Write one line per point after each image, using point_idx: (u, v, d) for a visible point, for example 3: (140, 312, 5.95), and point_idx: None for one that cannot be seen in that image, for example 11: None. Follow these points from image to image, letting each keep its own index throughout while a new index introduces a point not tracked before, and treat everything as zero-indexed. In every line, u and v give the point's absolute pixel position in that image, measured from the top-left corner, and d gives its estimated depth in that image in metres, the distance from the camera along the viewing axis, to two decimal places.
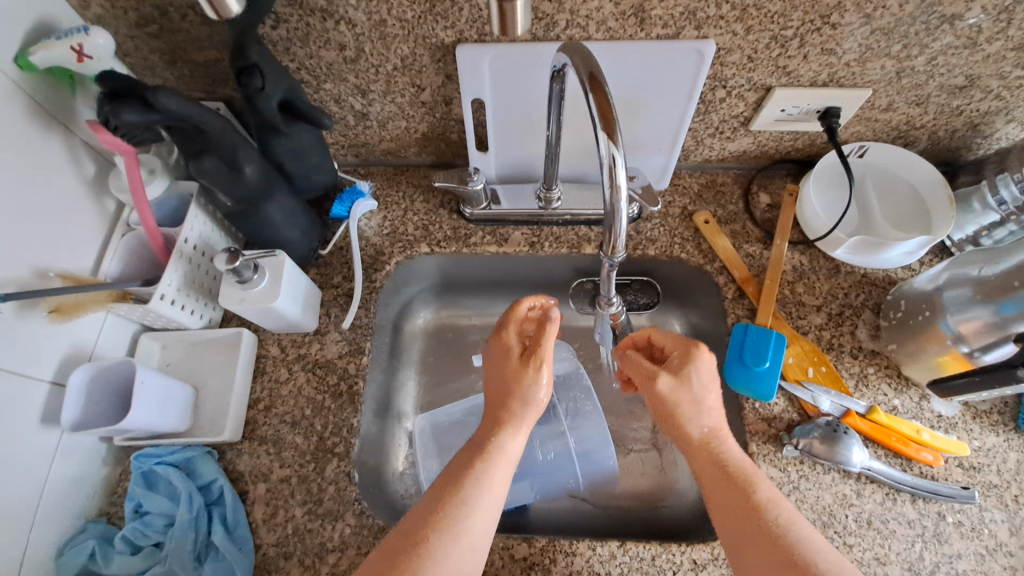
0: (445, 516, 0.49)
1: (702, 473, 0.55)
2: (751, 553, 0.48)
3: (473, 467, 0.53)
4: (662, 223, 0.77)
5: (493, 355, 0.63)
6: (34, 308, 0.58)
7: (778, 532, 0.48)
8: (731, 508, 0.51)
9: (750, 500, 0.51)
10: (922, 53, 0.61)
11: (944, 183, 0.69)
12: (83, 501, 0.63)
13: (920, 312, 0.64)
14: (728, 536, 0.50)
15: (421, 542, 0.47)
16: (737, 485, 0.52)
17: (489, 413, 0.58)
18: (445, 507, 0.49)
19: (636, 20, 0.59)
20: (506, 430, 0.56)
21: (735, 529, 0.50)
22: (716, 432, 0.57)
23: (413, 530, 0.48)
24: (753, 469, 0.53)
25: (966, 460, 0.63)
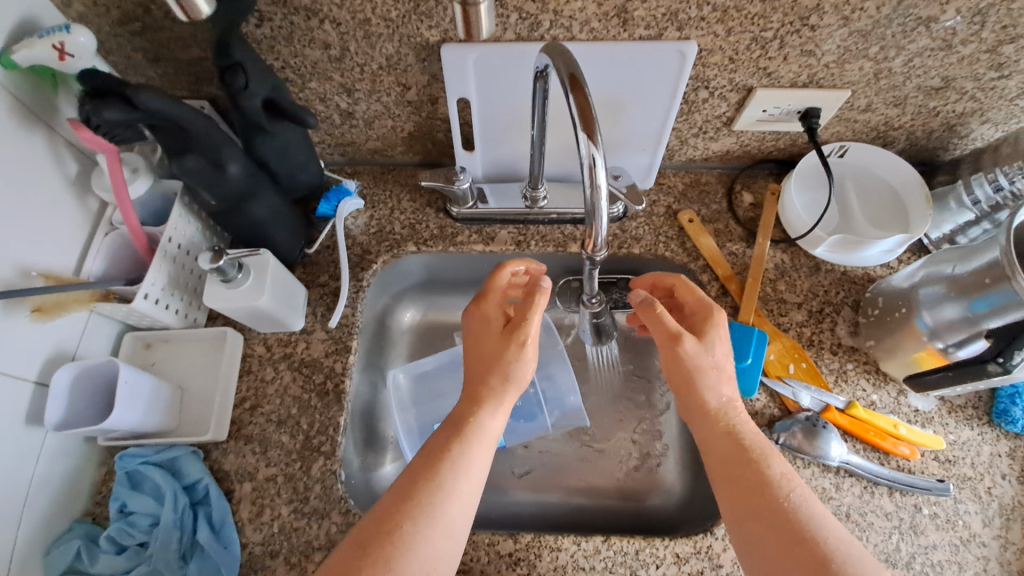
0: (423, 499, 0.49)
1: (713, 447, 0.55)
2: (754, 527, 0.49)
3: (451, 449, 0.53)
4: (647, 222, 0.78)
5: (477, 328, 0.62)
6: (16, 307, 0.57)
7: (787, 508, 0.49)
8: (740, 483, 0.52)
9: (761, 477, 0.51)
10: (899, 55, 0.62)
11: (921, 183, 0.70)
12: (67, 501, 0.62)
13: (897, 309, 0.65)
14: (733, 510, 0.51)
15: (400, 528, 0.47)
16: (751, 461, 0.53)
17: (469, 391, 0.59)
18: (422, 491, 0.50)
19: (619, 21, 0.60)
20: (484, 408, 0.57)
21: (740, 502, 0.51)
22: (733, 409, 0.58)
23: (389, 512, 0.49)
24: (769, 448, 0.54)
25: (942, 453, 0.64)
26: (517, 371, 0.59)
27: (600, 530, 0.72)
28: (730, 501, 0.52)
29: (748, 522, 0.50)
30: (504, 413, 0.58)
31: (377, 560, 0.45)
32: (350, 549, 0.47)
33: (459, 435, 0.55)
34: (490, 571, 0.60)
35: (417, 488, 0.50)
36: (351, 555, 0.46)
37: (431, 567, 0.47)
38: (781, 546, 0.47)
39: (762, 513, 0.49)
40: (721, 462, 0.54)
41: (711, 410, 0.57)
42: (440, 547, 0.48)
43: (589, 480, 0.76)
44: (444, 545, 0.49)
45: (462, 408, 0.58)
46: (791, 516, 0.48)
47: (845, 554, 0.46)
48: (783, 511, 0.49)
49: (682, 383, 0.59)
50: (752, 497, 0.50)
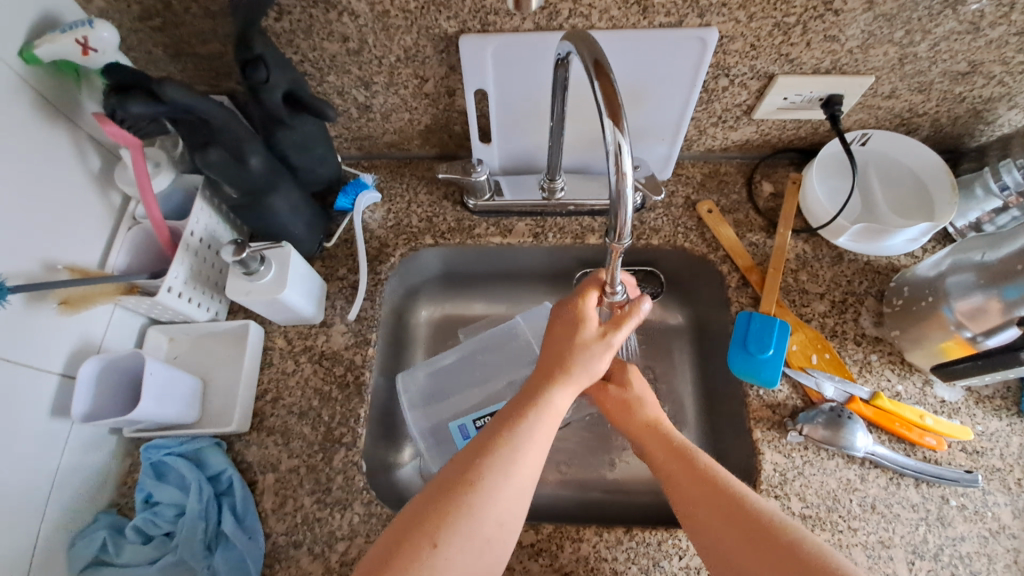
0: (502, 460, 0.49)
1: (659, 461, 0.57)
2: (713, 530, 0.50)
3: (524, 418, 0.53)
4: (665, 213, 0.77)
5: (563, 318, 0.60)
6: (43, 300, 0.58)
7: (732, 499, 0.51)
8: (690, 489, 0.53)
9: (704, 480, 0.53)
10: (925, 39, 0.61)
11: (946, 169, 0.69)
12: (94, 492, 0.63)
13: (923, 298, 0.64)
14: (691, 518, 0.52)
15: (477, 481, 0.48)
16: (696, 465, 0.55)
17: (543, 367, 0.57)
18: (499, 450, 0.50)
19: (639, 9, 0.59)
20: (559, 385, 0.55)
21: (692, 512, 0.52)
22: (662, 424, 0.60)
23: (462, 470, 0.49)
24: (700, 450, 0.57)
25: (970, 444, 0.63)
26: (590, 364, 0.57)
27: (619, 522, 0.72)
28: (688, 512, 0.53)
29: (705, 527, 0.51)
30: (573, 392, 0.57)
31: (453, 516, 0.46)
32: (417, 508, 0.47)
33: (531, 405, 0.54)
34: (512, 562, 0.60)
35: (491, 449, 0.50)
36: (425, 508, 0.47)
37: (503, 525, 0.48)
38: (743, 544, 0.48)
39: (716, 514, 0.50)
40: (665, 470, 0.56)
41: (648, 423, 0.61)
42: (513, 506, 0.48)
43: (608, 473, 0.76)
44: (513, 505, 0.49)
45: (537, 380, 0.57)
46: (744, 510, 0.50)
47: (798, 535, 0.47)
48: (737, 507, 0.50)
49: (622, 419, 0.63)
50: (705, 501, 0.52)
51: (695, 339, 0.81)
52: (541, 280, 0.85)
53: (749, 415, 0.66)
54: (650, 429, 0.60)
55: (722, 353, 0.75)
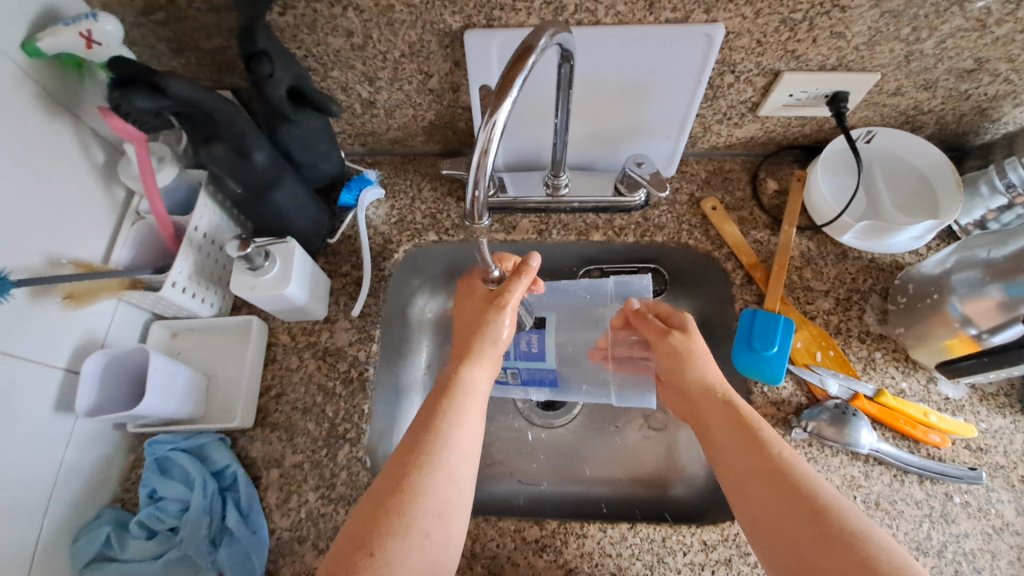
0: (427, 457, 0.50)
1: (722, 431, 0.56)
2: (755, 493, 0.51)
3: (440, 410, 0.54)
4: (669, 210, 0.77)
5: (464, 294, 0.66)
6: (47, 295, 0.58)
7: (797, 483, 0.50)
8: (739, 453, 0.54)
9: (757, 447, 0.53)
10: (931, 36, 0.61)
11: (952, 167, 0.69)
12: (97, 487, 0.63)
13: (928, 295, 0.64)
14: (734, 478, 0.53)
15: (410, 481, 0.49)
16: (749, 432, 0.55)
17: (457, 349, 0.61)
18: (426, 447, 0.51)
19: (645, 4, 0.59)
20: (468, 366, 0.58)
21: (756, 487, 0.51)
22: (720, 387, 0.60)
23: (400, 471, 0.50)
24: (761, 419, 0.56)
25: (974, 441, 0.64)
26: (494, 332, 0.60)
27: (623, 518, 0.72)
28: (733, 473, 0.53)
29: (749, 489, 0.51)
30: (489, 371, 0.60)
31: (390, 519, 0.47)
32: (361, 519, 0.48)
33: (448, 397, 0.56)
34: (517, 558, 0.60)
35: (418, 450, 0.51)
36: (369, 515, 0.47)
37: (446, 515, 0.49)
38: (783, 507, 0.49)
39: (763, 480, 0.51)
40: (730, 443, 0.55)
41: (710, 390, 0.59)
42: (445, 497, 0.49)
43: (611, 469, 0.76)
44: (451, 492, 0.50)
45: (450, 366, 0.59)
46: (791, 479, 0.50)
47: (843, 509, 0.48)
48: (785, 476, 0.51)
49: (677, 373, 0.62)
50: (753, 466, 0.52)
51: None
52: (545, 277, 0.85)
53: (753, 412, 0.66)
54: (710, 392, 0.59)
55: (726, 350, 0.75)
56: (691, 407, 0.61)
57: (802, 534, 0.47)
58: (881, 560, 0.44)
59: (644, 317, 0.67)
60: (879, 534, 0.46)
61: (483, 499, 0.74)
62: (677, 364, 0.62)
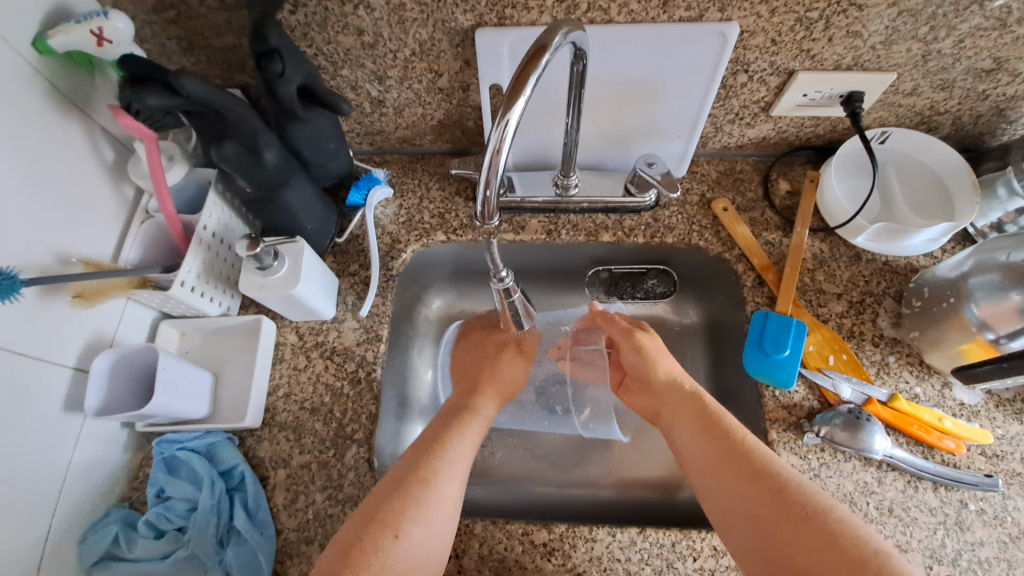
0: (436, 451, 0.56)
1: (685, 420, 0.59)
2: (722, 480, 0.53)
3: (451, 428, 0.60)
4: (680, 211, 0.76)
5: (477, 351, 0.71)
6: (57, 293, 0.58)
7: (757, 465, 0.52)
8: (705, 442, 0.56)
9: (724, 436, 0.55)
10: (950, 35, 0.60)
11: (968, 169, 0.68)
12: (105, 486, 0.63)
13: (944, 299, 0.63)
14: (702, 466, 0.55)
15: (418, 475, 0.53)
16: (713, 421, 0.57)
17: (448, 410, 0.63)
18: (437, 449, 0.56)
19: (658, 3, 0.58)
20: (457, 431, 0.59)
21: (718, 473, 0.53)
22: (684, 382, 0.62)
23: (380, 500, 0.51)
24: (724, 410, 0.58)
25: (989, 448, 0.63)
26: (510, 374, 0.68)
27: (631, 522, 0.72)
28: (699, 461, 0.55)
29: (716, 477, 0.53)
30: (495, 400, 0.66)
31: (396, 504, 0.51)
32: (357, 522, 0.50)
33: (461, 416, 0.61)
34: (525, 561, 0.59)
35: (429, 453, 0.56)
36: (369, 510, 0.51)
37: (448, 514, 0.53)
38: (750, 492, 0.51)
39: (729, 466, 0.53)
40: (693, 431, 0.57)
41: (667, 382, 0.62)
42: (450, 495, 0.54)
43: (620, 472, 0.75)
44: (455, 492, 0.54)
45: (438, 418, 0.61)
46: (757, 465, 0.52)
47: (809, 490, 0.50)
48: (750, 462, 0.52)
49: (641, 368, 0.64)
50: (719, 453, 0.54)
51: (708, 339, 0.80)
52: (553, 278, 0.84)
53: (765, 416, 0.65)
54: (674, 386, 0.62)
55: (736, 353, 0.74)
56: (655, 402, 0.63)
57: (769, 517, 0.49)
58: (845, 532, 0.46)
59: (609, 317, 0.70)
60: (842, 512, 0.48)
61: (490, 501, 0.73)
62: (638, 355, 0.65)
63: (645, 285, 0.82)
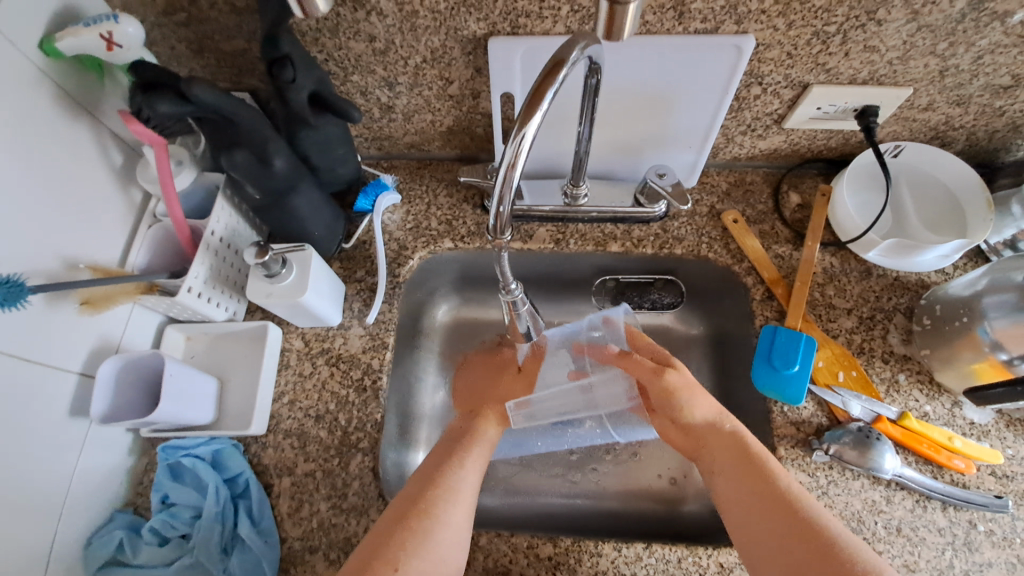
0: (440, 481, 0.55)
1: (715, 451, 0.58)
2: (758, 524, 0.51)
3: (456, 456, 0.58)
4: (689, 222, 0.76)
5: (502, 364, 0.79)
6: (64, 299, 0.58)
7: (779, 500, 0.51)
8: (744, 486, 0.54)
9: (760, 475, 0.54)
10: (968, 51, 0.59)
11: (983, 186, 0.67)
12: (109, 492, 0.63)
13: (957, 317, 0.63)
14: (740, 509, 0.53)
15: (425, 504, 0.52)
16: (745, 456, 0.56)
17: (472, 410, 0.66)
18: (442, 474, 0.56)
19: (674, 14, 0.58)
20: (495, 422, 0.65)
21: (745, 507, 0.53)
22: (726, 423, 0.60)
23: (405, 510, 0.52)
24: (770, 455, 0.56)
25: (1000, 468, 0.62)
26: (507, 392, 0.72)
27: (635, 535, 0.72)
28: (735, 500, 0.54)
29: (750, 517, 0.52)
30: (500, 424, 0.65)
31: (408, 537, 0.50)
32: (376, 538, 0.50)
33: (467, 442, 0.61)
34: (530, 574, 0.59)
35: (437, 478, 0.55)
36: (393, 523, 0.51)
37: (460, 534, 0.52)
38: (789, 539, 0.49)
39: (767, 510, 0.51)
40: (722, 459, 0.57)
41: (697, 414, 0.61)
42: (458, 523, 0.53)
43: (624, 483, 0.75)
44: (461, 518, 0.53)
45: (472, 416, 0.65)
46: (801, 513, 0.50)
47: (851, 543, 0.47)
48: (793, 510, 0.50)
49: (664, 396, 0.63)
50: (759, 498, 0.52)
51: (714, 351, 0.80)
52: (560, 286, 0.84)
53: (773, 432, 0.65)
54: (714, 426, 0.60)
55: (744, 365, 0.73)
56: (694, 441, 0.61)
57: (804, 561, 0.47)
58: None
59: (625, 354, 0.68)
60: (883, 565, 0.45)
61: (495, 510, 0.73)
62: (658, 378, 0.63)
63: (650, 296, 0.83)
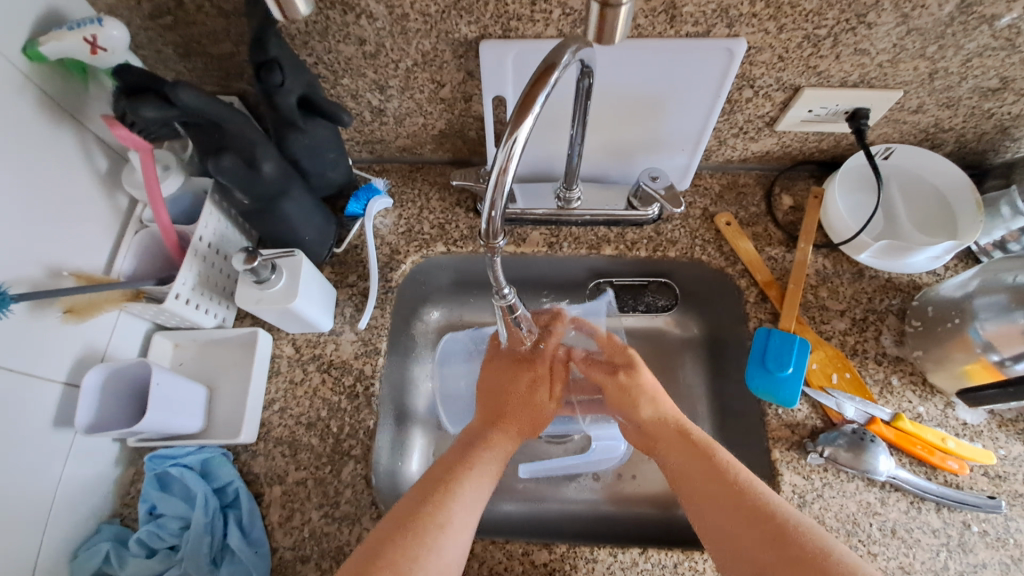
0: (450, 490, 0.55)
1: (673, 452, 0.58)
2: (712, 509, 0.53)
3: (467, 461, 0.59)
4: (682, 225, 0.76)
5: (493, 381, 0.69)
6: (47, 307, 0.56)
7: (738, 491, 0.52)
8: (698, 476, 0.55)
9: (716, 469, 0.54)
10: (958, 54, 0.60)
11: (972, 187, 0.67)
12: (95, 503, 0.62)
13: (949, 318, 0.63)
14: (692, 500, 0.54)
15: (432, 515, 0.52)
16: (703, 453, 0.57)
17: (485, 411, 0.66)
18: (451, 480, 0.56)
19: (666, 18, 0.57)
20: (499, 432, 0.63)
21: (696, 505, 0.54)
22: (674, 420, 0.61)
23: (412, 508, 0.53)
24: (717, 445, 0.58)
25: (992, 468, 0.62)
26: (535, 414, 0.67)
27: (630, 540, 0.71)
28: (692, 492, 0.55)
29: (704, 508, 0.53)
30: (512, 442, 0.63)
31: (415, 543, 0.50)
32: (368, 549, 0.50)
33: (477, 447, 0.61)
34: None
35: (442, 487, 0.55)
36: (393, 532, 0.50)
37: (467, 535, 0.53)
38: (745, 530, 0.50)
39: (714, 494, 0.53)
40: (680, 459, 0.57)
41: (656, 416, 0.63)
42: (466, 529, 0.53)
43: (619, 486, 0.75)
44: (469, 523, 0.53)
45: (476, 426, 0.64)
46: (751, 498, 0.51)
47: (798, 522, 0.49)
48: (746, 498, 0.52)
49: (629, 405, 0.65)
50: (721, 502, 0.52)
51: (709, 352, 0.80)
52: (553, 289, 0.83)
53: (767, 435, 0.64)
54: (666, 422, 0.61)
55: (738, 368, 0.73)
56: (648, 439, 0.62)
57: (760, 544, 0.49)
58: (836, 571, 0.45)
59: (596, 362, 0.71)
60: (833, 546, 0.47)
61: (489, 518, 0.73)
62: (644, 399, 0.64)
63: (645, 299, 0.82)
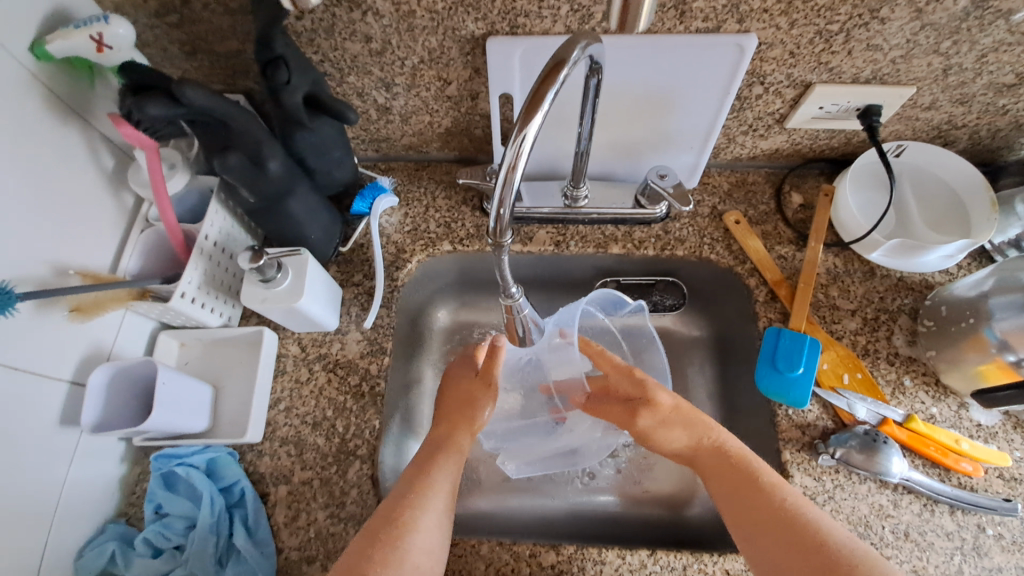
0: (418, 495, 0.54)
1: (709, 467, 0.57)
2: (756, 531, 0.51)
3: (433, 463, 0.57)
4: (690, 223, 0.75)
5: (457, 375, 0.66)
6: (53, 306, 0.56)
7: (786, 514, 0.51)
8: (738, 494, 0.54)
9: (762, 491, 0.53)
10: (972, 49, 0.59)
11: (986, 185, 0.66)
12: (101, 502, 0.62)
13: (963, 318, 0.62)
14: (734, 517, 0.53)
15: (400, 522, 0.51)
16: (744, 472, 0.55)
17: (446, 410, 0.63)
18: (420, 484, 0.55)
19: (676, 13, 0.57)
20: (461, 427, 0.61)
21: (738, 526, 0.53)
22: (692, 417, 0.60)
23: (382, 517, 0.52)
24: (761, 463, 0.56)
25: (1007, 471, 0.61)
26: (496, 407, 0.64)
27: (638, 542, 0.70)
28: (733, 513, 0.53)
29: (749, 529, 0.52)
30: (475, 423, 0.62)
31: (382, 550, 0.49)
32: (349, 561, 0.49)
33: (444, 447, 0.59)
34: None
35: (413, 492, 0.54)
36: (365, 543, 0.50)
37: (436, 534, 0.52)
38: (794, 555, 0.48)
39: (758, 516, 0.52)
40: (719, 476, 0.56)
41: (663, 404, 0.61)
42: (430, 529, 0.52)
43: (626, 487, 0.74)
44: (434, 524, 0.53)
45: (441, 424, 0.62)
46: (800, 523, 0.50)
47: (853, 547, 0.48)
48: (795, 522, 0.50)
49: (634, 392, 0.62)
50: (768, 524, 0.51)
51: (717, 352, 0.79)
52: (560, 288, 0.83)
53: (778, 435, 0.64)
54: (678, 416, 0.60)
55: (747, 368, 0.72)
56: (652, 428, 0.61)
57: (811, 570, 0.47)
58: None
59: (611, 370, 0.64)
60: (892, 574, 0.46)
61: (495, 518, 0.72)
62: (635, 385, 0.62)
63: (652, 298, 0.81)
